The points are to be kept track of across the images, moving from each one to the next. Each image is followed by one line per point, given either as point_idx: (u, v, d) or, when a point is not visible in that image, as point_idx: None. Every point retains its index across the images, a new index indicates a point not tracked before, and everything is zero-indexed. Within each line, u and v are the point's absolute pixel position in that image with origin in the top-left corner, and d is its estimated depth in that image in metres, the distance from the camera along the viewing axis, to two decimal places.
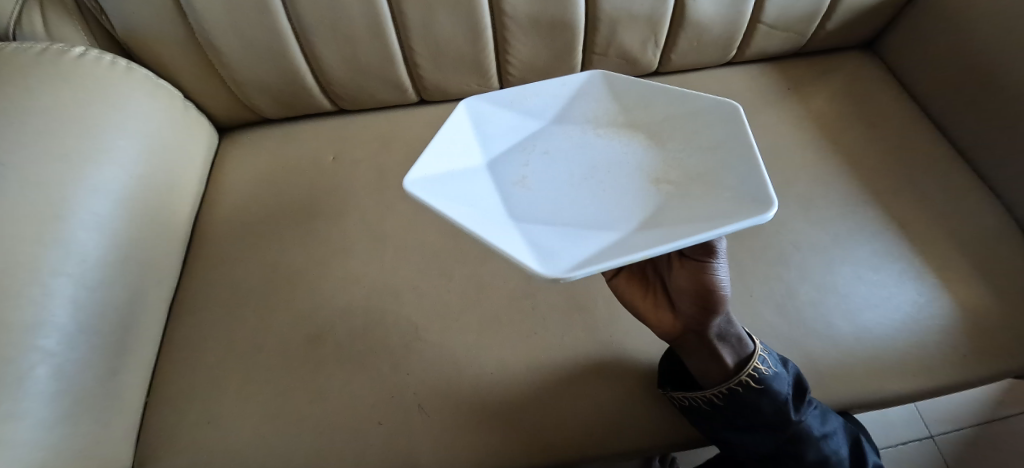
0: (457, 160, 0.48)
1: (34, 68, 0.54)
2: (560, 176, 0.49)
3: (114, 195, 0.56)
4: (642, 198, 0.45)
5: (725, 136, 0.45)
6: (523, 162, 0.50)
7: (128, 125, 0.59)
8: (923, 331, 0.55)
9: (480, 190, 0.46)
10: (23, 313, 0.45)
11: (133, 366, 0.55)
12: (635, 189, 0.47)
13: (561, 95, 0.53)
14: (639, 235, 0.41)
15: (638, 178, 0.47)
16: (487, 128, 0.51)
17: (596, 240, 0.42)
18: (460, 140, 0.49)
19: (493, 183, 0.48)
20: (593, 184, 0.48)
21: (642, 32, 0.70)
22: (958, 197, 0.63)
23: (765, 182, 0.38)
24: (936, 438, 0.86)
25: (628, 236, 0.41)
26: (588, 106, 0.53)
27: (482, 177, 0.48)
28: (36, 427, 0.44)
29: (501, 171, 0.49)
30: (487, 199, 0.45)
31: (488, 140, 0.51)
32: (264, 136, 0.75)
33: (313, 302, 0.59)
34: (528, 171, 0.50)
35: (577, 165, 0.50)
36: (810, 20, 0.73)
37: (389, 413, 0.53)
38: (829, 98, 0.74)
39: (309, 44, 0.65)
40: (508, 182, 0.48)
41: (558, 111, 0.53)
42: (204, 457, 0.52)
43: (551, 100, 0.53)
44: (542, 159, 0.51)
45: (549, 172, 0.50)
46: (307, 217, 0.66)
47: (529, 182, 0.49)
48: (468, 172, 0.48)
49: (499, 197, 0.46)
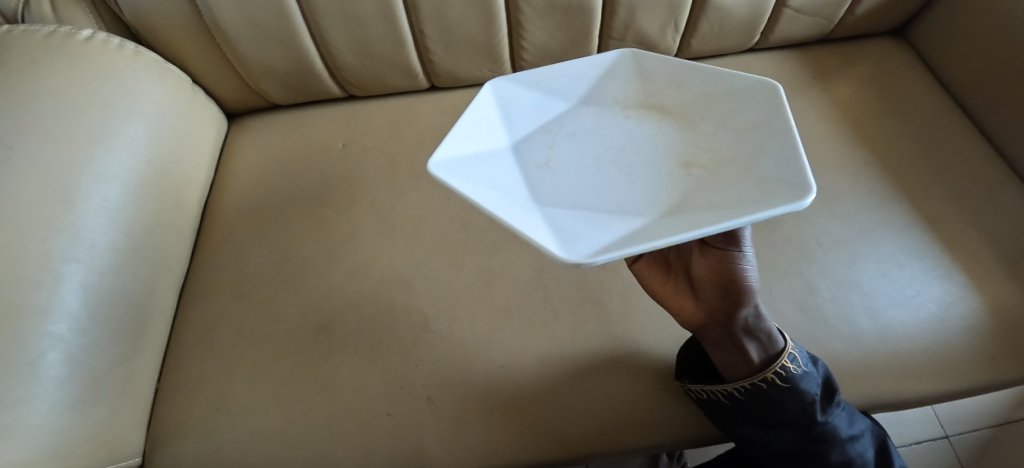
0: (482, 143, 0.47)
1: (42, 51, 0.54)
2: (582, 157, 0.48)
3: (123, 181, 0.55)
4: (669, 182, 0.44)
5: (763, 116, 0.42)
6: (547, 144, 0.49)
7: (137, 110, 0.58)
8: (950, 332, 0.53)
9: (504, 174, 0.45)
10: (34, 298, 0.45)
11: (144, 351, 0.54)
12: (662, 173, 0.45)
13: (588, 75, 0.51)
14: (663, 222, 0.39)
15: (666, 162, 0.46)
16: (512, 110, 0.50)
17: (619, 226, 0.40)
18: (485, 123, 0.47)
19: (516, 167, 0.47)
20: (618, 168, 0.47)
21: (662, 16, 0.68)
22: (989, 191, 0.61)
23: (805, 166, 0.36)
24: (951, 438, 0.84)
25: (653, 222, 0.40)
26: (616, 87, 0.51)
27: (507, 162, 0.47)
28: (47, 412, 0.44)
29: (524, 151, 0.48)
30: (510, 182, 0.44)
31: (513, 124, 0.50)
32: (273, 121, 0.73)
33: (322, 290, 0.59)
34: (553, 152, 0.49)
35: (603, 148, 0.48)
36: (838, 4, 0.70)
37: (399, 404, 0.53)
38: (856, 87, 0.71)
39: (319, 28, 0.63)
40: (533, 163, 0.47)
41: (584, 93, 0.51)
42: (214, 443, 0.52)
43: (577, 80, 0.51)
44: (566, 141, 0.49)
45: (573, 153, 0.49)
46: (317, 204, 0.65)
47: (552, 163, 0.48)
48: (493, 155, 0.46)
49: (522, 181, 0.45)
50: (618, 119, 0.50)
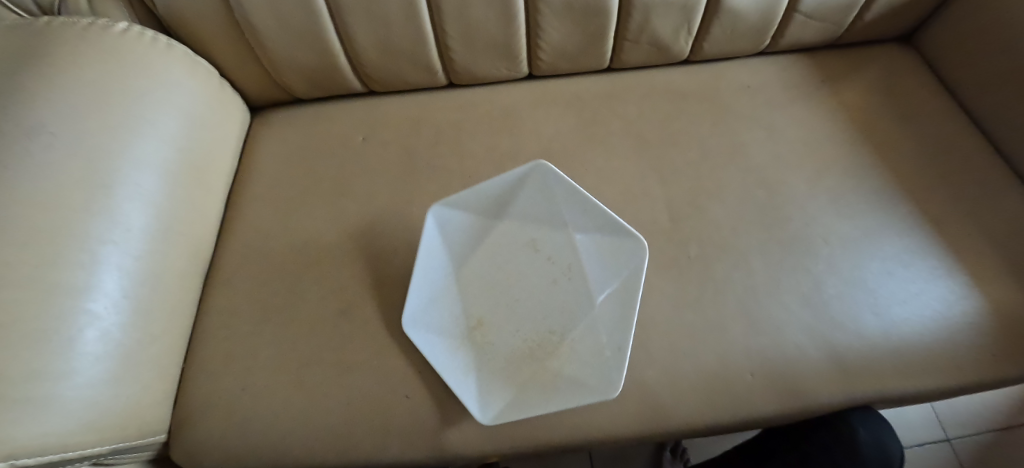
0: (510, 237, 0.63)
1: (80, 42, 0.56)
2: (424, 271, 0.59)
3: (155, 169, 0.57)
4: (478, 305, 0.59)
5: (483, 382, 0.55)
6: (480, 318, 0.59)
7: (168, 100, 0.60)
8: (952, 330, 0.55)
9: (494, 238, 0.63)
10: (72, 277, 0.47)
11: (172, 332, 0.56)
12: (488, 298, 0.60)
13: (561, 299, 0.60)
14: (476, 304, 0.59)
15: (488, 304, 0.59)
16: (547, 252, 0.62)
17: (477, 272, 0.61)
18: (529, 240, 0.63)
19: (502, 238, 0.63)
20: (506, 294, 0.60)
21: (676, 19, 0.70)
22: (993, 194, 0.62)
23: (484, 363, 0.56)
24: (953, 441, 0.85)
25: (475, 289, 0.60)
26: (563, 307, 0.59)
27: (500, 237, 0.63)
28: (84, 386, 0.46)
29: (436, 350, 0.55)
30: (495, 234, 0.63)
31: (529, 243, 0.63)
32: (295, 115, 0.76)
33: (343, 277, 0.61)
34: (440, 324, 0.58)
35: (515, 288, 0.60)
36: (848, 11, 0.72)
37: (417, 387, 0.54)
38: (864, 92, 0.73)
39: (344, 24, 0.65)
40: (476, 309, 0.59)
41: (550, 291, 0.60)
42: (239, 420, 0.54)
43: (549, 290, 0.60)
44: (452, 300, 0.59)
45: (498, 340, 0.58)
46: (338, 195, 0.67)
47: (485, 326, 0.58)
48: (502, 236, 0.63)
49: (495, 241, 0.63)
50: (546, 346, 0.57)
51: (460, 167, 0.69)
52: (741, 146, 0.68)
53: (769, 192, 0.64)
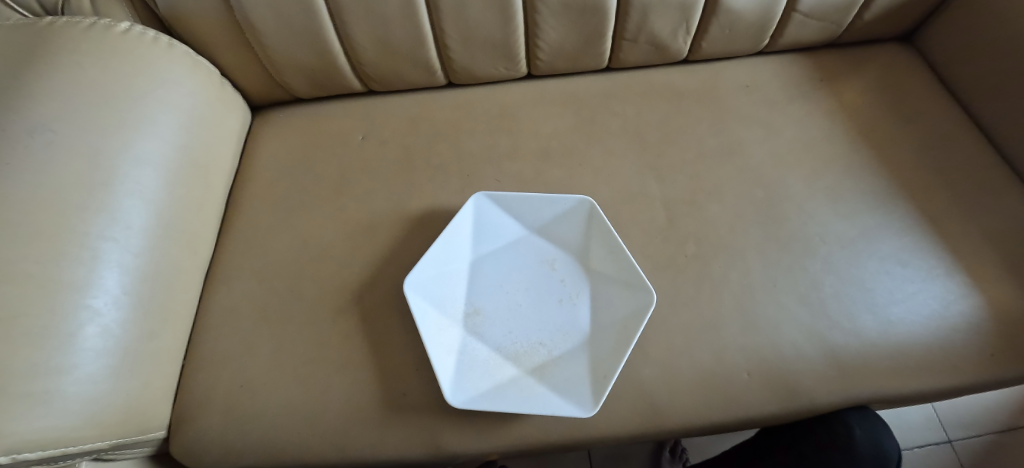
0: (529, 249, 0.64)
1: (83, 42, 0.57)
2: (445, 251, 0.61)
3: (156, 167, 0.58)
4: (484, 301, 0.60)
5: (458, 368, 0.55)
6: (479, 308, 0.60)
7: (169, 100, 0.61)
8: (949, 329, 0.55)
9: (514, 245, 0.64)
10: (74, 273, 0.48)
11: (172, 329, 0.57)
12: (495, 299, 0.60)
13: (550, 322, 0.59)
14: (483, 303, 0.60)
15: (490, 304, 0.60)
16: (557, 273, 0.62)
17: (490, 271, 0.62)
18: (545, 257, 0.63)
19: (519, 250, 0.63)
20: (512, 299, 0.60)
21: (674, 18, 0.70)
22: (993, 195, 0.62)
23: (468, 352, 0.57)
24: (954, 443, 0.85)
25: (489, 287, 0.61)
26: (551, 332, 0.58)
27: (518, 247, 0.64)
28: (85, 382, 0.47)
29: (430, 318, 0.57)
30: (518, 241, 0.64)
31: (543, 260, 0.63)
32: (296, 114, 0.76)
33: (341, 276, 0.61)
34: (439, 299, 0.59)
35: (515, 296, 0.60)
36: (847, 10, 0.71)
37: (414, 385, 0.55)
38: (863, 91, 0.72)
39: (343, 24, 0.66)
40: (479, 301, 0.60)
41: (544, 309, 0.60)
42: (237, 417, 0.54)
43: (542, 308, 0.60)
44: (460, 286, 0.61)
45: (488, 333, 0.58)
46: (336, 194, 0.67)
47: (480, 316, 0.59)
48: (523, 247, 0.64)
49: (514, 251, 0.63)
50: (531, 355, 0.57)
51: (458, 166, 0.69)
52: (739, 146, 0.68)
53: (767, 191, 0.64)
